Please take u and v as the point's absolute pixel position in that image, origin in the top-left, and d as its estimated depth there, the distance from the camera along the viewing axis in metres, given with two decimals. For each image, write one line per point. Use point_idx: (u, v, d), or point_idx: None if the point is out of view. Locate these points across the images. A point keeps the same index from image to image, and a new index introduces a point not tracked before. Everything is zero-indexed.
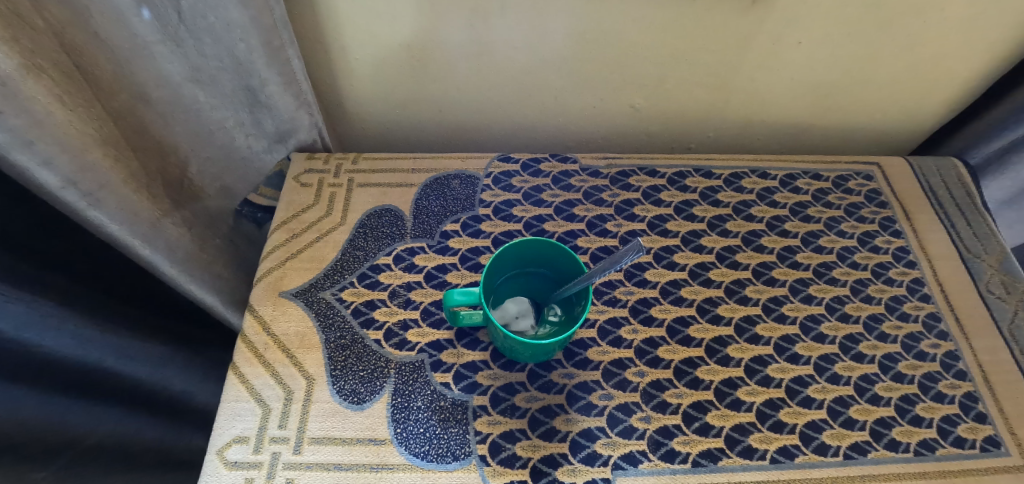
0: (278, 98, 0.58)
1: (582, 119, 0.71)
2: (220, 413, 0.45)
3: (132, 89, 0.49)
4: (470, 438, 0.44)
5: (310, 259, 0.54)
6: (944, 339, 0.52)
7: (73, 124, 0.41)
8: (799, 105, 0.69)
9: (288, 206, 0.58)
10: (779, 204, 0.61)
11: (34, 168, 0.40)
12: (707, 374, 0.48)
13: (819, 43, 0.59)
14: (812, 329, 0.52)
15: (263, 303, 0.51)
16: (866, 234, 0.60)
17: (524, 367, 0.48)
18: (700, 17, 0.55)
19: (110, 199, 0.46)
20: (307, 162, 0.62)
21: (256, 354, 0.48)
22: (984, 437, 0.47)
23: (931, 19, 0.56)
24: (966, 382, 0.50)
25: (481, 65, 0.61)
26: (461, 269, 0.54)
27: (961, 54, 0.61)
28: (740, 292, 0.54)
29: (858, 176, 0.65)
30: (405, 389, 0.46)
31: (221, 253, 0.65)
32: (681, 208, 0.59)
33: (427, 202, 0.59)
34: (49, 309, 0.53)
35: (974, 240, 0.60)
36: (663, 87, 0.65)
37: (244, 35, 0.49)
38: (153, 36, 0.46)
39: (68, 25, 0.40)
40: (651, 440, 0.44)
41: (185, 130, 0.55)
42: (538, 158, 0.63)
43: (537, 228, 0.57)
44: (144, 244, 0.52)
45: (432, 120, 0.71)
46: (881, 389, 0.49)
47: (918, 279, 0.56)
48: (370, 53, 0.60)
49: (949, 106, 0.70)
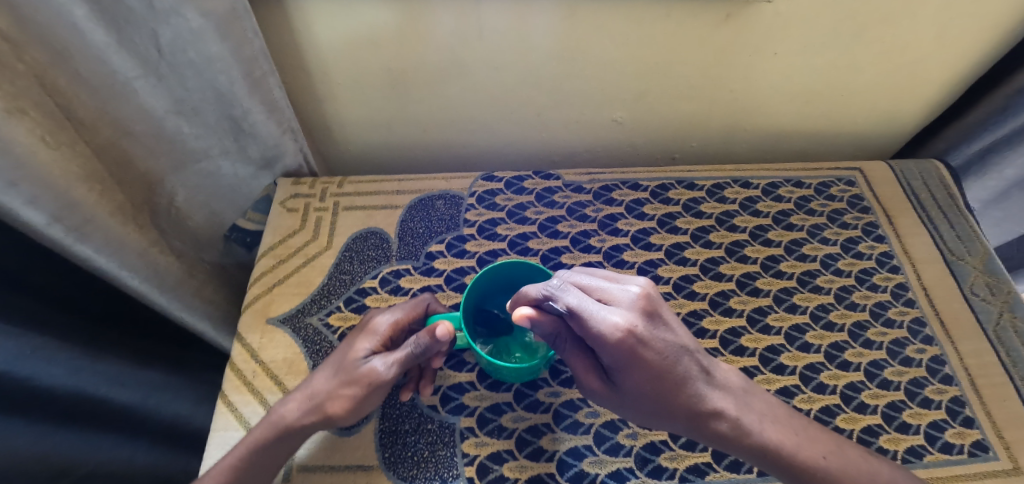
0: (262, 127, 0.57)
1: (566, 134, 0.71)
2: (210, 443, 0.45)
3: (116, 125, 0.49)
4: (458, 461, 0.44)
5: (296, 284, 0.55)
6: (930, 343, 0.53)
7: (57, 162, 0.42)
8: (780, 112, 0.69)
9: (275, 232, 0.59)
10: (762, 213, 0.61)
11: (20, 207, 0.40)
12: None
13: (795, 53, 0.60)
14: (797, 339, 0.52)
15: (251, 332, 0.52)
16: (849, 240, 0.60)
17: (510, 387, 0.48)
18: (676, 31, 0.56)
19: (96, 233, 0.47)
20: (292, 186, 0.62)
21: (244, 382, 0.49)
22: (972, 442, 0.47)
23: (905, 27, 0.56)
24: (953, 387, 0.50)
25: (461, 85, 0.62)
26: (447, 290, 0.54)
27: (936, 60, 0.61)
28: (724, 304, 0.54)
29: (841, 182, 0.65)
30: (393, 413, 0.47)
31: (211, 278, 0.66)
32: (665, 221, 0.60)
33: (412, 224, 0.59)
34: (42, 341, 0.53)
35: (958, 243, 0.60)
36: (644, 100, 0.66)
37: (224, 68, 0.48)
38: (134, 72, 0.46)
39: (49, 67, 0.41)
40: (638, 457, 0.44)
41: (170, 160, 0.55)
42: (522, 176, 0.64)
43: (522, 246, 0.57)
44: (131, 274, 0.53)
45: (416, 140, 0.71)
46: (867, 397, 0.49)
47: (902, 284, 0.57)
48: (351, 77, 0.60)
49: (930, 109, 0.70)
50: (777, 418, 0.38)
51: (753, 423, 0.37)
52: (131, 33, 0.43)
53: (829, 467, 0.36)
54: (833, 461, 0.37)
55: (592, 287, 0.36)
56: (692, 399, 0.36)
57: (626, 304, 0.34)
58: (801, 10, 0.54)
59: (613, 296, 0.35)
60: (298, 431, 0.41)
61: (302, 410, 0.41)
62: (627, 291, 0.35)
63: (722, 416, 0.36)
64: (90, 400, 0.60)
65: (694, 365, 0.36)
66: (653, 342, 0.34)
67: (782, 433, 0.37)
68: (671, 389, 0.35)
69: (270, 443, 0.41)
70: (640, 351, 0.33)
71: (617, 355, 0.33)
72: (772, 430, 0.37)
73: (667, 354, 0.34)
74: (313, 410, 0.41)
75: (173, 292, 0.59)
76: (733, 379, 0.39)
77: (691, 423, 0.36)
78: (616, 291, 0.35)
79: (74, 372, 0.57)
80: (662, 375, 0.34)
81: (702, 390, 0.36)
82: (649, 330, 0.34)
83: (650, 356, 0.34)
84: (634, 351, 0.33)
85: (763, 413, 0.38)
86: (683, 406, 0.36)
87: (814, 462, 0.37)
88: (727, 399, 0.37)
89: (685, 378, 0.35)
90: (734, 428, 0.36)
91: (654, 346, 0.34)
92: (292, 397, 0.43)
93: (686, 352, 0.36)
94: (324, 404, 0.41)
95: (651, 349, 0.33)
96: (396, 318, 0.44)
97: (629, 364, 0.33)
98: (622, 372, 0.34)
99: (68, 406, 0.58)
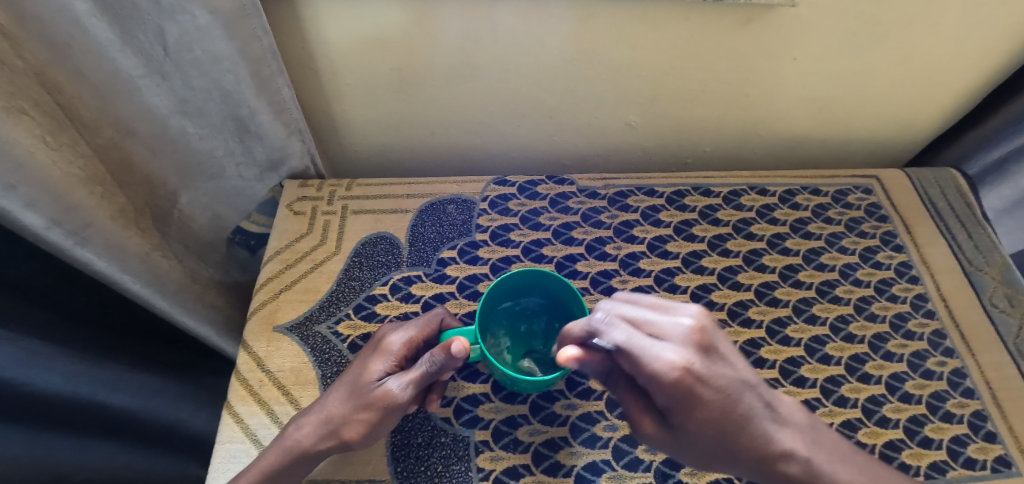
0: (268, 128, 0.55)
1: (578, 138, 0.70)
2: (214, 456, 0.44)
3: (118, 125, 0.48)
4: (472, 476, 0.43)
5: (304, 291, 0.53)
6: (950, 356, 0.52)
7: (57, 164, 0.40)
8: (796, 119, 0.68)
9: (281, 236, 0.57)
10: (779, 221, 0.60)
11: (18, 211, 0.38)
12: None
13: (814, 58, 0.58)
14: (817, 351, 0.51)
15: (257, 340, 0.50)
16: (868, 249, 0.59)
17: (526, 399, 0.47)
18: (694, 35, 0.55)
19: (97, 237, 0.45)
20: (299, 188, 0.61)
21: (250, 392, 0.47)
22: (995, 458, 0.46)
23: (927, 33, 0.55)
24: (974, 400, 0.49)
25: (473, 87, 0.61)
26: (459, 298, 0.53)
27: (955, 68, 0.61)
28: (743, 314, 0.53)
29: (858, 190, 0.64)
30: (405, 426, 0.45)
31: (213, 282, 0.64)
32: (681, 228, 0.59)
33: (423, 229, 0.58)
34: (39, 347, 0.51)
35: (976, 253, 0.59)
36: (658, 104, 0.64)
37: (231, 67, 0.47)
38: (137, 70, 0.44)
39: (49, 64, 0.40)
40: (658, 472, 0.43)
41: (173, 161, 0.54)
42: (535, 181, 0.62)
43: (536, 253, 0.56)
44: (133, 279, 0.51)
45: (425, 142, 0.70)
46: (888, 411, 0.48)
47: (921, 295, 0.56)
48: (361, 78, 0.59)
49: (946, 117, 0.69)
50: (847, 458, 0.35)
51: (824, 464, 0.34)
52: (135, 30, 0.41)
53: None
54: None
55: (641, 320, 0.35)
56: (757, 439, 0.34)
57: (679, 338, 0.33)
58: (823, 15, 0.53)
59: (663, 330, 0.34)
60: (314, 456, 0.40)
61: (318, 436, 0.40)
62: (679, 324, 0.34)
63: (790, 456, 0.34)
64: (88, 407, 0.58)
65: (756, 400, 0.35)
66: (709, 378, 0.33)
67: (858, 476, 0.34)
68: (734, 429, 0.33)
69: (282, 471, 0.39)
70: (698, 390, 0.32)
71: (673, 397, 0.32)
72: (845, 473, 0.34)
73: (727, 392, 0.33)
74: (331, 438, 0.40)
75: (175, 297, 0.57)
76: (798, 414, 0.37)
77: (758, 466, 0.34)
78: (667, 324, 0.34)
79: (72, 379, 0.55)
80: (723, 415, 0.33)
81: (766, 428, 0.34)
82: (705, 366, 0.33)
83: (709, 395, 0.32)
84: (691, 391, 0.32)
85: (833, 451, 0.35)
86: (749, 448, 0.34)
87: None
88: (794, 438, 0.35)
89: (747, 415, 0.34)
90: (804, 471, 0.34)
91: (713, 384, 0.33)
92: (306, 421, 0.41)
93: (747, 388, 0.35)
94: (341, 431, 0.40)
95: (710, 388, 0.32)
96: (408, 336, 0.43)
97: (688, 405, 0.32)
98: (679, 412, 0.33)
99: (66, 414, 0.56)
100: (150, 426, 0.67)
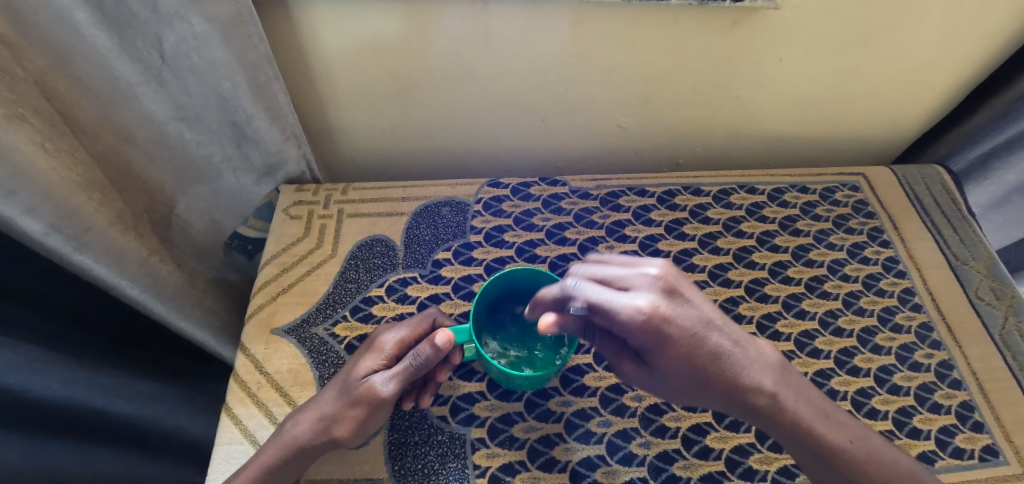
0: (265, 133, 0.56)
1: (572, 140, 0.71)
2: (214, 458, 0.44)
3: (117, 132, 0.48)
4: (469, 473, 0.43)
5: (301, 293, 0.54)
6: (938, 348, 0.53)
7: (56, 170, 0.41)
8: (784, 119, 0.69)
9: (278, 240, 0.58)
10: (768, 218, 0.61)
11: (19, 217, 0.39)
12: (717, 442, 0.45)
13: (800, 60, 0.60)
14: (807, 345, 0.52)
15: (255, 342, 0.51)
16: (855, 245, 0.60)
17: (521, 396, 0.48)
18: (682, 38, 0.56)
19: (95, 242, 0.45)
20: (296, 193, 0.62)
21: (248, 394, 0.47)
22: (982, 447, 0.47)
23: (908, 33, 0.57)
24: (962, 392, 0.50)
25: (467, 92, 0.62)
26: (455, 298, 0.53)
27: (937, 67, 0.62)
28: (734, 311, 0.53)
29: (845, 187, 0.65)
30: (403, 425, 0.46)
31: (211, 288, 0.65)
32: (673, 227, 0.60)
33: (418, 231, 0.59)
34: (37, 354, 0.52)
35: (961, 247, 0.60)
36: (649, 106, 0.66)
37: (229, 73, 0.48)
38: (136, 77, 0.45)
39: (49, 72, 0.40)
40: (651, 466, 0.44)
41: (171, 168, 0.54)
42: (528, 183, 0.63)
43: (530, 253, 0.57)
44: (131, 284, 0.51)
45: (421, 147, 0.71)
46: (877, 403, 0.49)
47: (909, 289, 0.57)
48: (356, 84, 0.60)
49: (931, 114, 0.70)
50: (806, 396, 0.38)
51: (789, 400, 0.37)
52: (133, 38, 0.42)
53: (854, 451, 0.36)
54: (859, 446, 0.37)
55: (610, 277, 0.37)
56: (730, 373, 0.36)
57: (645, 287, 0.35)
58: (808, 16, 0.54)
59: (630, 282, 0.36)
60: (313, 452, 0.41)
61: (313, 431, 0.41)
62: (644, 275, 0.36)
63: (759, 390, 0.36)
64: (87, 414, 0.58)
65: (725, 339, 0.36)
66: (676, 318, 0.34)
67: (811, 412, 0.37)
68: (707, 368, 0.35)
69: (283, 467, 0.40)
70: (665, 330, 0.33)
71: (644, 340, 0.34)
72: (804, 410, 0.37)
73: (695, 332, 0.35)
74: (321, 436, 0.41)
75: (174, 303, 0.58)
76: (768, 353, 0.39)
77: (730, 400, 0.36)
78: (634, 276, 0.36)
79: (70, 385, 0.55)
80: (693, 356, 0.34)
81: (737, 364, 0.36)
82: (672, 308, 0.34)
83: (678, 333, 0.34)
84: (658, 331, 0.33)
85: (797, 390, 0.38)
86: (721, 384, 0.36)
87: (837, 445, 0.36)
88: (764, 375, 0.37)
89: (718, 354, 0.36)
90: (771, 403, 0.36)
91: (679, 324, 0.34)
92: (304, 417, 0.42)
93: (714, 327, 0.36)
94: (329, 427, 0.40)
95: (677, 327, 0.34)
96: (402, 337, 0.43)
97: (658, 347, 0.34)
98: (651, 355, 0.35)
99: (65, 420, 0.56)
100: (150, 433, 0.67)
